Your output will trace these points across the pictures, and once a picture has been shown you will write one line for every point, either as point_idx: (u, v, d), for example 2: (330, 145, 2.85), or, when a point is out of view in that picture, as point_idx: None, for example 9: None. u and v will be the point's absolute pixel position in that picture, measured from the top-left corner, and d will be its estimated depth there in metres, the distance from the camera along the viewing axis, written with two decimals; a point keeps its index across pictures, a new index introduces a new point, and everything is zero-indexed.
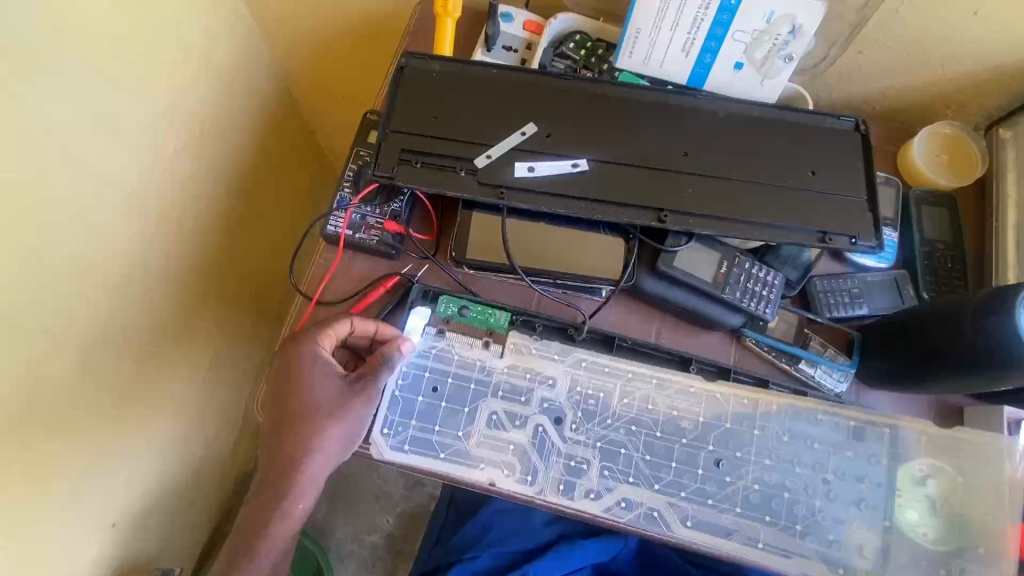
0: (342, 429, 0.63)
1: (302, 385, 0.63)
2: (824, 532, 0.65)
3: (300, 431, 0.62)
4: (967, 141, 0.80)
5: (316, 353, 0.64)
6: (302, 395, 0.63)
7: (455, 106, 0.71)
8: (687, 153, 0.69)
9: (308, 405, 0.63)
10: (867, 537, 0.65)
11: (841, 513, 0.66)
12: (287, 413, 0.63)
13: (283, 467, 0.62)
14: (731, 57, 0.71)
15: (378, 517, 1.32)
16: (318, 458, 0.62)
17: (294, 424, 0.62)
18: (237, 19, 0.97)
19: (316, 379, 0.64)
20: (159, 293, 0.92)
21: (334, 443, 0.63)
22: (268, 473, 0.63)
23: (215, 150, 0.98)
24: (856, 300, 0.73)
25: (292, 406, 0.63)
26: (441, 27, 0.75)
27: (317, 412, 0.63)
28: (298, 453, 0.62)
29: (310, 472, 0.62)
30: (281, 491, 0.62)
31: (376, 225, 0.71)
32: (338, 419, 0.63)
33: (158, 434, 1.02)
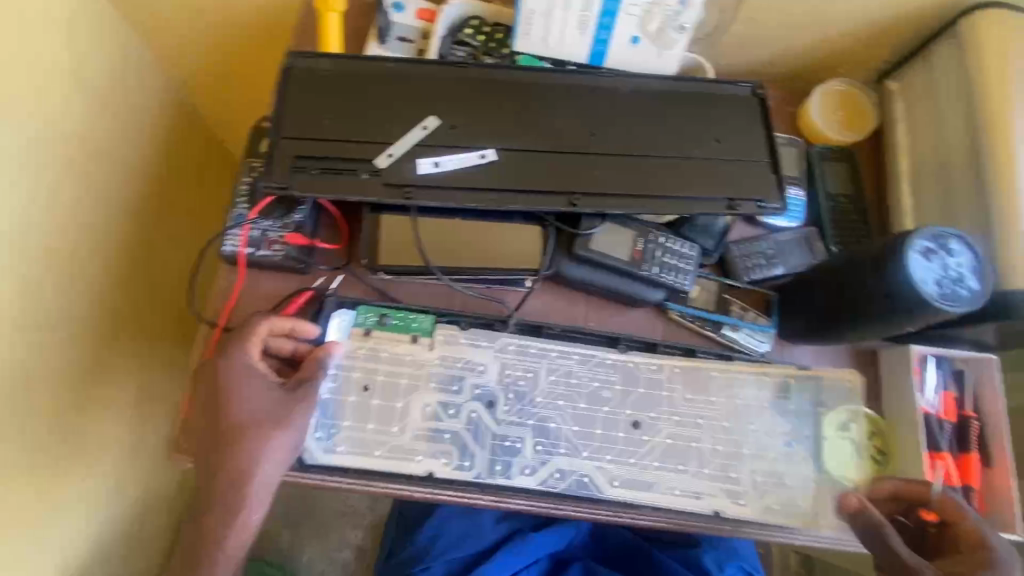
0: (286, 436, 0.57)
1: (229, 399, 0.57)
2: (731, 474, 0.66)
3: (235, 448, 0.55)
4: (858, 95, 0.83)
5: (240, 363, 0.58)
6: (232, 410, 0.57)
7: (348, 105, 0.67)
8: (594, 134, 0.69)
9: (240, 419, 0.56)
10: (793, 479, 0.67)
11: (749, 453, 0.67)
12: (218, 434, 0.56)
13: (222, 491, 0.55)
14: (627, 31, 0.70)
15: (348, 532, 1.28)
16: (264, 471, 0.56)
17: (226, 442, 0.56)
18: (110, 29, 0.89)
19: (244, 391, 0.58)
20: (64, 336, 0.85)
21: (278, 453, 0.56)
22: (205, 502, 0.56)
23: (103, 172, 0.90)
24: (771, 262, 0.75)
25: (223, 423, 0.57)
26: (325, 23, 0.70)
27: (251, 424, 0.56)
28: (238, 471, 0.55)
29: (258, 490, 0.56)
30: (226, 516, 0.55)
31: (278, 239, 0.67)
32: (278, 426, 0.57)
33: (85, 485, 0.94)
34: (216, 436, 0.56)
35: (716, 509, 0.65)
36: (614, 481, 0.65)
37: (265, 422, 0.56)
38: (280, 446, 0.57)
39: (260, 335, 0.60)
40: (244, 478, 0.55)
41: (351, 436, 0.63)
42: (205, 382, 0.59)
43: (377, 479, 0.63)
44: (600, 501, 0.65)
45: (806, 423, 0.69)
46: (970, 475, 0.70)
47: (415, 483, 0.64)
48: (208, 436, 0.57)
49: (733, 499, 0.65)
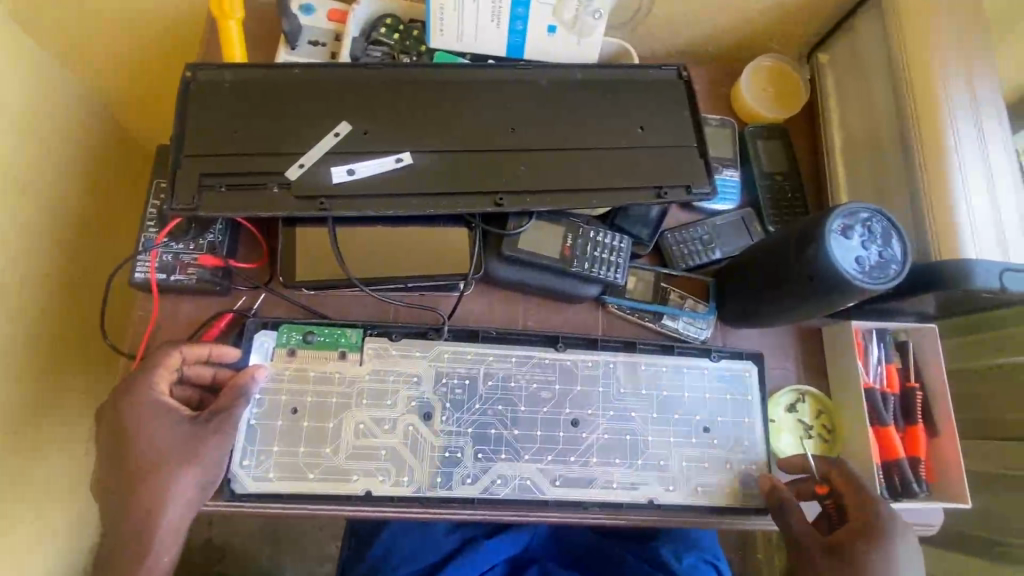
0: (194, 474, 0.54)
1: (134, 436, 0.54)
2: (663, 462, 0.66)
3: (141, 488, 0.53)
4: (789, 70, 0.82)
5: (149, 395, 0.55)
6: (137, 448, 0.54)
7: (255, 116, 0.64)
8: (515, 129, 0.66)
9: (145, 457, 0.54)
10: (732, 461, 0.67)
11: (684, 442, 0.67)
12: (119, 475, 0.54)
13: (123, 536, 0.53)
14: (543, 20, 0.68)
15: (327, 544, 1.22)
16: (169, 511, 0.54)
17: (131, 482, 0.53)
18: (27, 53, 0.85)
19: (149, 428, 0.55)
20: (2, 379, 0.81)
21: (187, 491, 0.54)
22: (107, 548, 0.53)
23: (31, 201, 0.86)
24: (708, 247, 0.74)
25: (125, 462, 0.54)
26: (224, 31, 0.67)
27: (156, 462, 0.54)
28: (142, 513, 0.53)
29: (164, 531, 0.53)
30: (132, 564, 0.53)
31: (192, 262, 0.64)
32: (188, 461, 0.54)
33: (37, 528, 0.90)
34: (117, 477, 0.53)
35: (654, 499, 0.65)
36: (557, 481, 0.64)
37: (171, 460, 0.54)
38: (190, 484, 0.55)
39: (172, 364, 0.57)
40: (151, 518, 0.53)
41: (283, 462, 0.60)
42: (107, 418, 0.55)
43: (313, 503, 0.61)
44: (546, 504, 0.64)
45: (746, 407, 0.69)
46: (917, 445, 0.70)
47: (349, 504, 0.61)
48: (109, 477, 0.54)
49: (665, 485, 0.66)
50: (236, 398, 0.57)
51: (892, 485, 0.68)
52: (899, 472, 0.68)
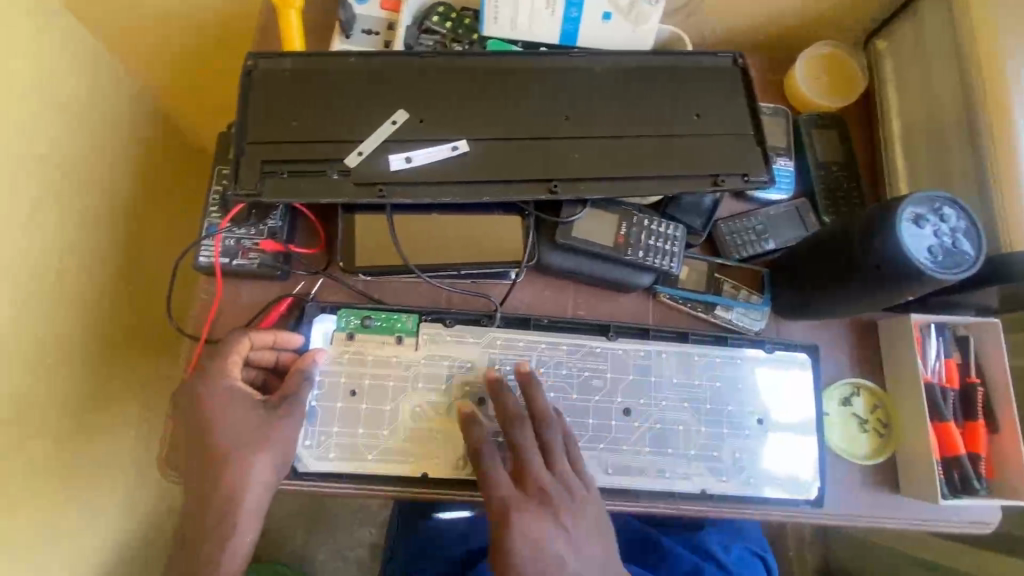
0: (269, 457, 0.56)
1: (211, 418, 0.56)
2: (715, 453, 0.66)
3: (219, 471, 0.55)
4: (843, 58, 0.81)
5: (222, 381, 0.57)
6: (215, 432, 0.55)
7: (314, 104, 0.65)
8: (569, 117, 0.66)
9: (223, 441, 0.55)
10: (788, 454, 0.67)
11: (737, 434, 0.67)
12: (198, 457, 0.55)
13: (204, 517, 0.54)
14: (598, 7, 0.68)
15: (359, 530, 1.25)
16: (246, 493, 0.55)
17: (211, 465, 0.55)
18: (75, 46, 0.88)
19: (224, 409, 0.56)
20: (55, 360, 0.84)
21: (263, 473, 0.55)
22: (188, 530, 0.54)
23: (81, 189, 0.89)
24: (762, 238, 0.73)
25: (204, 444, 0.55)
26: (285, 20, 0.68)
27: (233, 444, 0.55)
28: (222, 495, 0.54)
29: (244, 514, 0.55)
30: (215, 546, 0.54)
31: (254, 247, 0.66)
32: (263, 444, 0.56)
33: (91, 504, 0.94)
34: (196, 459, 0.55)
35: (706, 490, 0.65)
36: (608, 469, 0.64)
37: (246, 442, 0.55)
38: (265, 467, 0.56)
39: (242, 349, 0.59)
40: (231, 501, 0.54)
41: (343, 443, 0.62)
42: (185, 403, 0.57)
43: (371, 484, 0.62)
44: (598, 492, 0.64)
45: (800, 400, 0.68)
46: (977, 442, 0.68)
47: (402, 485, 0.62)
48: (188, 459, 0.56)
49: (720, 477, 0.65)
50: (301, 382, 0.59)
51: (952, 481, 0.67)
52: (959, 467, 0.67)
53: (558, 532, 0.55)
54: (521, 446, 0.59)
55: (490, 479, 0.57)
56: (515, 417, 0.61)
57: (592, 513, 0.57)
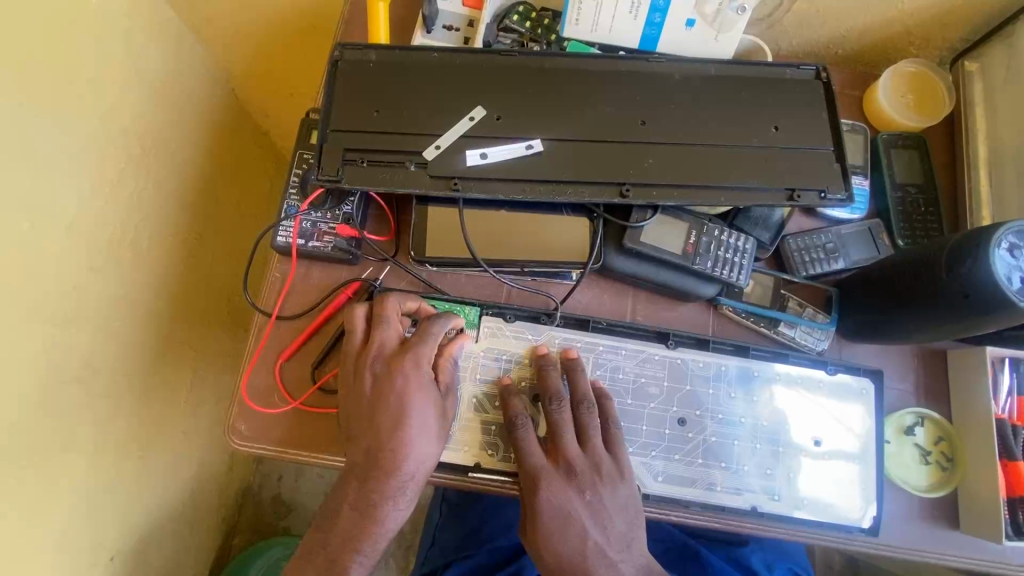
0: (438, 421, 0.60)
1: (408, 382, 0.59)
2: (768, 471, 0.65)
3: (388, 425, 0.58)
4: (932, 76, 0.78)
5: (388, 338, 0.61)
6: (387, 386, 0.59)
7: (397, 97, 0.67)
8: (645, 122, 0.66)
9: (395, 395, 0.59)
10: (847, 481, 0.65)
11: (795, 453, 0.66)
12: (389, 419, 0.58)
13: (392, 477, 0.57)
14: (682, 15, 0.68)
15: None
16: (425, 455, 0.59)
17: (380, 418, 0.58)
18: (166, 27, 0.92)
19: (411, 375, 0.59)
20: (126, 325, 0.89)
21: (429, 432, 0.59)
22: (368, 489, 0.57)
23: (160, 164, 0.93)
24: (831, 256, 0.72)
25: (396, 406, 0.58)
26: (373, 13, 0.70)
27: (422, 405, 0.59)
28: (407, 456, 0.58)
29: (408, 470, 0.58)
30: (381, 498, 0.57)
31: (329, 231, 0.69)
32: (428, 403, 0.60)
33: (145, 463, 0.99)
34: (385, 423, 0.58)
35: (757, 507, 0.64)
36: (658, 477, 0.64)
37: (429, 404, 0.60)
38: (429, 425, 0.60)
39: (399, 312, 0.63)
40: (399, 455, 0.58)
41: None
42: (354, 357, 0.62)
43: None
44: (646, 499, 0.64)
45: (862, 427, 0.67)
46: None
47: (451, 472, 0.64)
48: (368, 422, 0.59)
49: (773, 497, 0.64)
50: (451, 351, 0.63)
51: (1017, 522, 0.63)
52: None
53: (583, 505, 0.59)
54: (557, 426, 0.61)
55: (533, 454, 0.60)
56: (553, 395, 0.62)
57: (623, 493, 0.60)
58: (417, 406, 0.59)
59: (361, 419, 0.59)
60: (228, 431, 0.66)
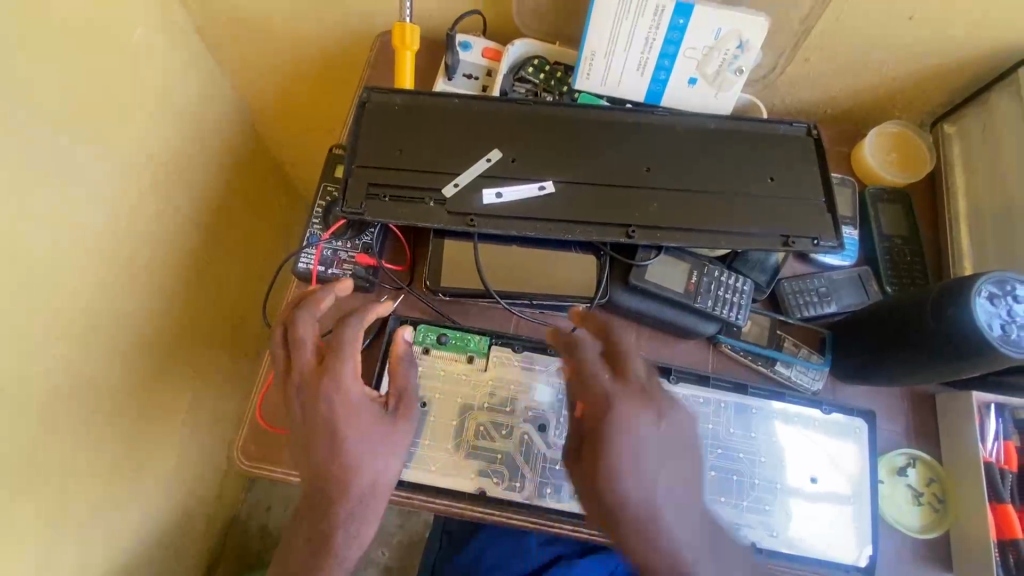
0: (386, 440, 0.58)
1: (337, 404, 0.56)
2: (766, 507, 0.67)
3: (326, 452, 0.55)
4: (913, 137, 0.84)
5: (303, 357, 0.58)
6: (317, 410, 0.56)
7: (419, 137, 0.71)
8: (650, 169, 0.71)
9: (326, 419, 0.56)
10: (840, 523, 0.67)
11: (794, 491, 0.67)
12: (328, 445, 0.56)
13: (342, 504, 0.55)
14: (685, 73, 0.74)
15: None
16: (377, 476, 0.57)
17: (318, 443, 0.56)
18: (196, 62, 0.98)
19: (339, 394, 0.56)
20: (129, 343, 0.90)
21: (377, 450, 0.57)
22: (319, 522, 0.55)
23: (179, 189, 0.97)
24: (824, 299, 0.76)
25: (331, 432, 0.55)
26: (401, 60, 0.76)
27: (360, 428, 0.56)
28: (356, 480, 0.56)
29: (357, 492, 0.56)
30: (333, 529, 0.55)
31: (348, 259, 0.72)
32: (368, 422, 0.57)
33: (137, 485, 0.99)
34: (325, 449, 0.55)
35: (755, 543, 0.65)
36: None
37: (369, 428, 0.57)
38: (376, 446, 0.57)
39: (310, 323, 0.60)
40: (345, 479, 0.55)
41: (415, 453, 0.66)
42: (282, 385, 0.59)
43: (430, 495, 0.66)
44: None
45: (857, 468, 0.69)
46: None
47: (457, 498, 0.66)
48: (308, 449, 0.56)
49: (770, 533, 0.66)
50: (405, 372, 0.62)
51: (1008, 564, 0.65)
52: (1016, 551, 0.65)
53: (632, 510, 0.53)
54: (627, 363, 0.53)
55: (614, 398, 0.50)
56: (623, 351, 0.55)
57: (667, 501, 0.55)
58: (351, 427, 0.56)
59: (300, 448, 0.56)
60: (238, 450, 0.68)
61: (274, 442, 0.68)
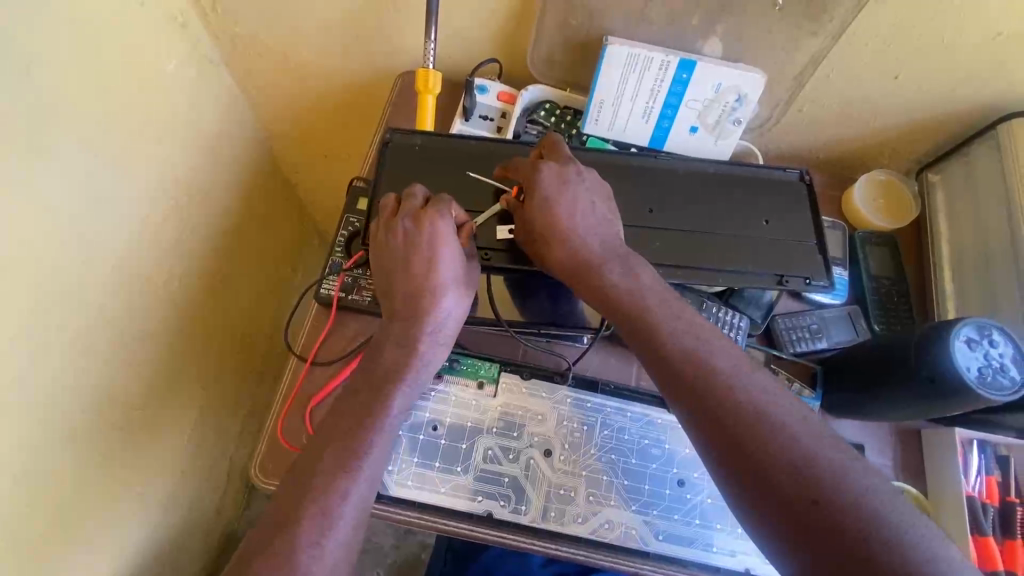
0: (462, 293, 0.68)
1: (438, 231, 0.65)
2: None
3: (420, 267, 0.65)
4: (899, 184, 0.90)
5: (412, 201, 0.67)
6: (422, 245, 0.65)
7: (438, 176, 0.76)
8: (653, 210, 0.76)
9: (428, 256, 0.65)
10: None
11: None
12: (423, 264, 0.65)
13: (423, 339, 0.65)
14: (686, 121, 0.80)
15: None
16: (449, 312, 0.67)
17: (416, 253, 0.65)
18: (223, 92, 1.03)
19: (440, 225, 0.65)
20: (148, 359, 0.93)
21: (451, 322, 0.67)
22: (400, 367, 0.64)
23: (200, 211, 1.01)
24: (815, 335, 0.80)
25: (429, 255, 0.65)
26: (422, 103, 0.81)
27: (452, 274, 0.66)
28: (433, 321, 0.66)
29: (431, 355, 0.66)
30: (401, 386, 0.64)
31: (368, 287, 0.77)
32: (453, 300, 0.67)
33: (142, 499, 1.00)
34: (421, 270, 0.65)
35: (749, 570, 0.68)
36: (659, 535, 0.69)
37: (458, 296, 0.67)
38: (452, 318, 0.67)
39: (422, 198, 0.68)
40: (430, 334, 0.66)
41: (425, 475, 0.69)
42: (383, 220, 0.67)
43: (438, 516, 0.68)
44: (647, 556, 0.68)
45: None
46: (1015, 560, 0.71)
47: (465, 520, 0.68)
48: (404, 270, 0.65)
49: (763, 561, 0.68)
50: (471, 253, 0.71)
51: None
52: None
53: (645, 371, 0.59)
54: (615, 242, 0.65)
55: (605, 268, 0.63)
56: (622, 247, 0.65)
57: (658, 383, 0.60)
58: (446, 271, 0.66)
59: (397, 273, 0.66)
60: (257, 468, 0.70)
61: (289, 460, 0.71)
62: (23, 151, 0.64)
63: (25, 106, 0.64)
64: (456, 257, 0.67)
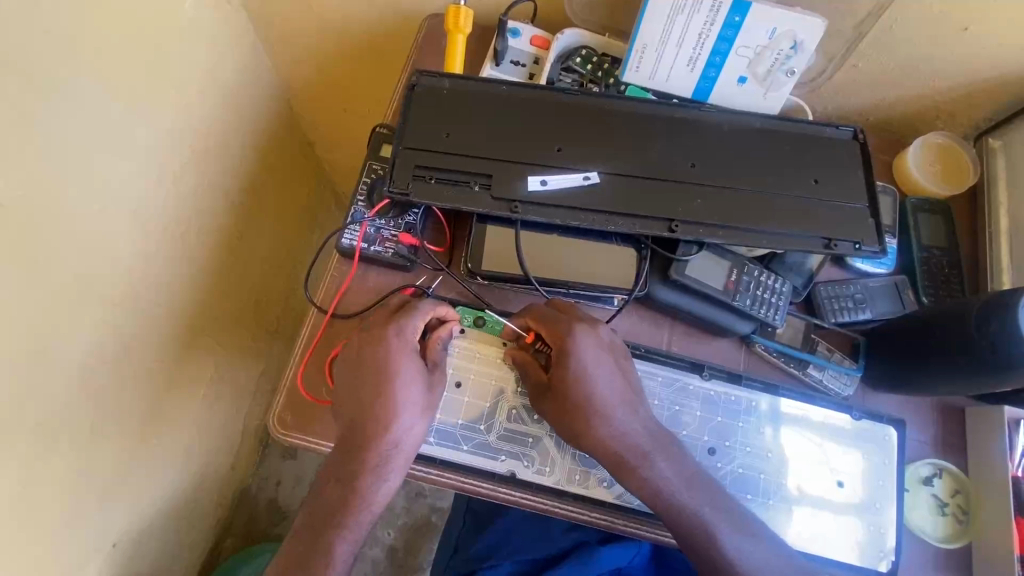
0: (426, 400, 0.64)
1: (397, 343, 0.63)
2: (789, 504, 0.68)
3: (376, 376, 0.62)
4: (957, 149, 0.84)
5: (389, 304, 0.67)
6: (381, 353, 0.63)
7: (466, 122, 0.72)
8: (695, 165, 0.71)
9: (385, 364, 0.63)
10: (855, 531, 0.68)
11: (817, 496, 0.68)
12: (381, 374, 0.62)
13: (378, 449, 0.61)
14: (735, 71, 0.74)
15: None
16: (408, 430, 0.62)
17: (375, 361, 0.63)
18: (243, 38, 0.98)
19: (404, 332, 0.64)
20: (166, 313, 0.91)
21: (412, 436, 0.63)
22: (353, 469, 0.61)
23: (218, 165, 0.98)
24: (859, 306, 0.76)
25: (387, 363, 0.63)
26: (452, 43, 0.77)
27: (411, 386, 0.63)
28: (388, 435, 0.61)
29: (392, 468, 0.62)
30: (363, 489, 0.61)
31: (391, 238, 0.74)
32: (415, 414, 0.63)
33: (160, 453, 1.01)
34: (377, 381, 0.62)
35: None
36: None
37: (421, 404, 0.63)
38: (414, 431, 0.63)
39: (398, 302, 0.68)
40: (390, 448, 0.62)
41: (447, 432, 0.67)
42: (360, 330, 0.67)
43: (460, 474, 0.67)
44: None
45: (877, 478, 0.70)
46: None
47: (487, 479, 0.67)
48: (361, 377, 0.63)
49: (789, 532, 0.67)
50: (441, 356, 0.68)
51: None
52: None
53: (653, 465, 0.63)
54: (622, 385, 0.64)
55: (611, 415, 0.62)
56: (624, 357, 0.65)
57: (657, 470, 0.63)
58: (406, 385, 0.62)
59: (355, 379, 0.63)
60: (276, 420, 0.69)
61: (309, 412, 0.69)
62: (40, 88, 0.61)
63: (43, 38, 0.60)
64: (416, 375, 0.64)
